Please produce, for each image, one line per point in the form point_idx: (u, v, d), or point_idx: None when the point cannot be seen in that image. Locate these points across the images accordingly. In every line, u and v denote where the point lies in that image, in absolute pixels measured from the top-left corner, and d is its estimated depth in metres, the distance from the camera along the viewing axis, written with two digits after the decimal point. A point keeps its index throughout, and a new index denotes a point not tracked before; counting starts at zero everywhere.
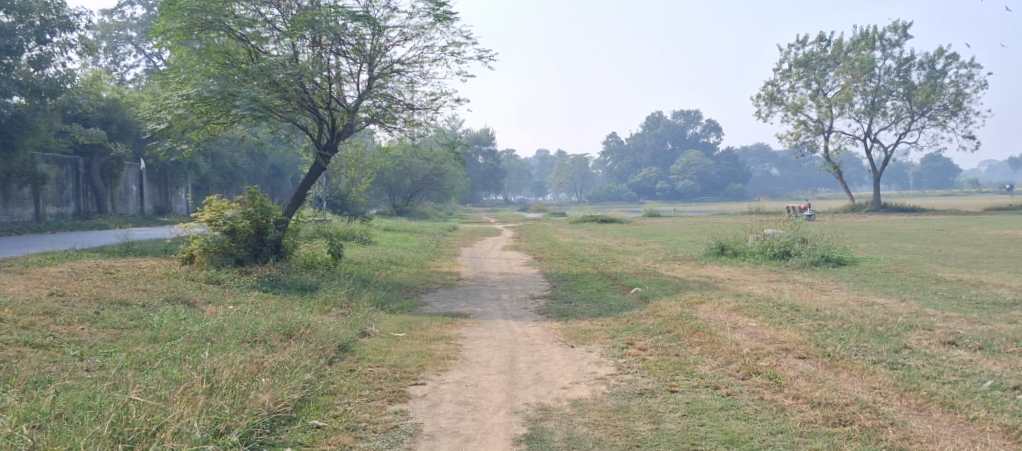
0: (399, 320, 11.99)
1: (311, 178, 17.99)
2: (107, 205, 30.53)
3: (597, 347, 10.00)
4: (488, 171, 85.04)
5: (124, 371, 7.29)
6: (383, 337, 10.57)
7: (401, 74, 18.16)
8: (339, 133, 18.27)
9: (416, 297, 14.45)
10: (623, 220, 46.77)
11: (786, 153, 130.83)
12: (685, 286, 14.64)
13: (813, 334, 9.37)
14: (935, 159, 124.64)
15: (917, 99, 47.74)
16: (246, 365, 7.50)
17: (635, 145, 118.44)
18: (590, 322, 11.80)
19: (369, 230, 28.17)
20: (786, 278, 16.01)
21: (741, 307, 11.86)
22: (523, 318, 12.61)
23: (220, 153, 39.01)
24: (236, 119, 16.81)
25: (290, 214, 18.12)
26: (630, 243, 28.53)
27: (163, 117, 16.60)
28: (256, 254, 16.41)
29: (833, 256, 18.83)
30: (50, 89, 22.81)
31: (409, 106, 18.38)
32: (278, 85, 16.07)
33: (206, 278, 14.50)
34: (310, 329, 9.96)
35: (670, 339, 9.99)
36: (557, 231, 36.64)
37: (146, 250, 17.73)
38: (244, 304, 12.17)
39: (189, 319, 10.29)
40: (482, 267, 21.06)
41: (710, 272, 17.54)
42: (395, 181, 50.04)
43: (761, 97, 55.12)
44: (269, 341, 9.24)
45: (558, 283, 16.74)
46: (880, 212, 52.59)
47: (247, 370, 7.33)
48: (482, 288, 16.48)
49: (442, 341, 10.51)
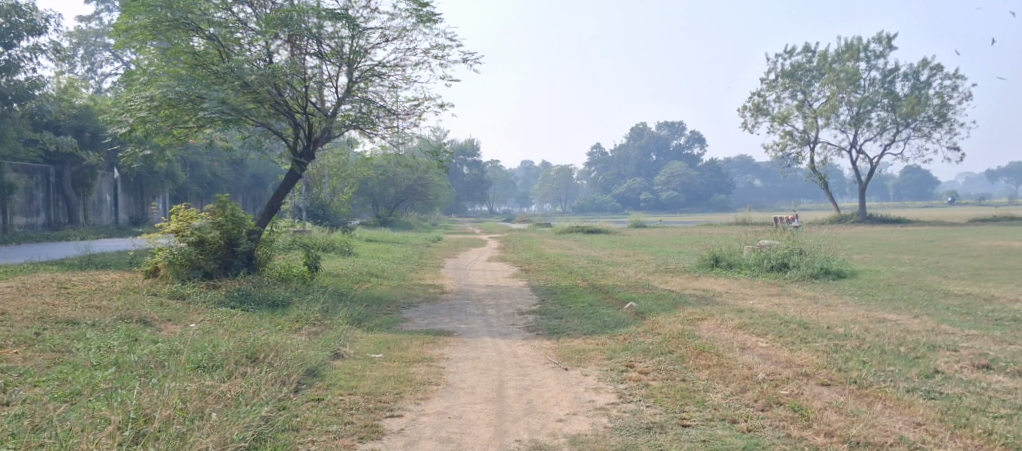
0: (375, 339, 11.04)
1: (285, 186, 16.99)
2: (79, 216, 29.41)
3: (593, 370, 9.08)
4: (473, 181, 84.28)
5: (53, 414, 6.42)
6: (358, 359, 9.63)
7: (382, 77, 17.24)
8: (316, 139, 17.30)
9: (395, 314, 13.51)
10: (611, 231, 46.02)
11: (769, 165, 130.68)
12: (683, 301, 13.76)
13: (832, 355, 8.48)
14: (914, 170, 124.90)
15: (902, 110, 47.26)
16: (192, 409, 6.61)
17: (620, 156, 117.86)
18: (584, 340, 10.89)
19: (349, 241, 27.22)
20: (787, 292, 15.20)
21: (747, 324, 10.98)
22: (511, 336, 11.70)
23: (197, 162, 37.95)
24: (205, 123, 15.84)
25: (263, 224, 17.09)
26: (618, 254, 27.66)
27: (124, 120, 15.57)
28: (226, 267, 15.43)
29: (832, 268, 18.01)
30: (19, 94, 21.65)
31: (389, 112, 17.44)
32: (250, 87, 15.12)
33: (169, 294, 13.55)
34: (276, 351, 9.04)
35: (673, 361, 9.10)
36: (543, 242, 35.73)
37: (110, 262, 16.72)
38: (207, 324, 11.23)
39: (143, 344, 9.39)
40: (466, 279, 20.13)
41: (707, 286, 16.67)
42: (378, 191, 49.02)
43: (747, 108, 54.58)
44: (229, 366, 8.33)
45: (547, 297, 15.88)
46: (867, 223, 52.04)
47: (192, 416, 6.48)
48: (467, 302, 15.56)
49: (422, 364, 9.58)
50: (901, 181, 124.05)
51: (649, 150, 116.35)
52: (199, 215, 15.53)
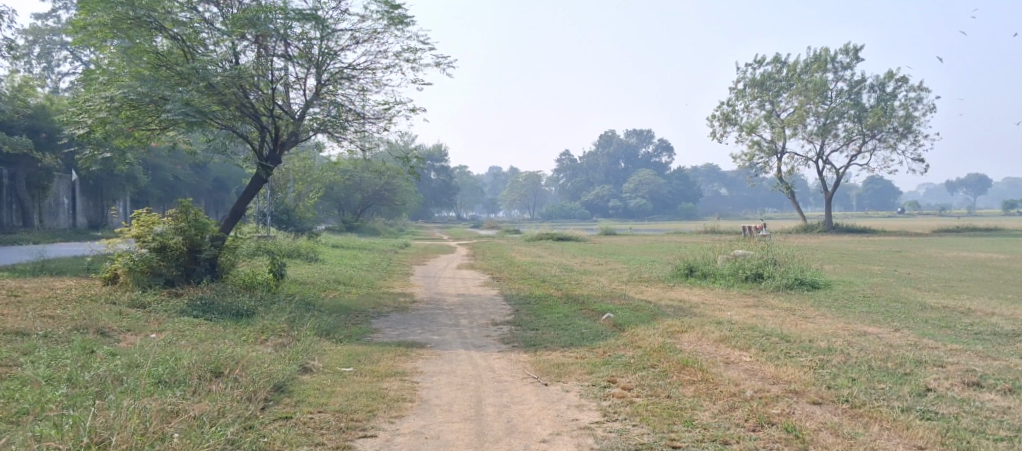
0: (346, 351, 10.64)
1: (250, 191, 16.49)
2: (34, 219, 28.56)
3: (574, 385, 8.79)
4: (441, 186, 83.79)
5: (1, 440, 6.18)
6: (327, 373, 9.26)
7: (352, 80, 16.83)
8: (283, 142, 16.84)
9: (365, 324, 13.13)
10: (580, 239, 45.86)
11: (736, 173, 131.62)
12: (660, 312, 13.53)
13: (820, 371, 8.24)
14: (877, 180, 126.56)
15: (869, 121, 47.69)
16: (153, 439, 6.31)
17: (588, 163, 117.96)
18: (562, 354, 10.59)
19: (316, 247, 26.72)
20: (763, 303, 15.05)
21: (727, 337, 10.75)
22: (486, 348, 11.38)
23: (160, 165, 37.13)
24: (168, 125, 15.33)
25: (228, 229, 16.58)
26: (590, 263, 27.43)
27: (82, 121, 15.00)
28: (188, 274, 14.92)
29: (807, 279, 17.88)
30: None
31: (359, 116, 17.03)
32: (215, 88, 14.67)
33: (129, 302, 13.07)
34: (241, 365, 8.63)
35: (656, 376, 8.84)
36: (514, 249, 35.41)
37: (66, 268, 16.13)
38: (167, 335, 10.79)
39: (98, 357, 8.96)
40: (437, 287, 19.76)
41: (682, 296, 16.47)
42: (344, 195, 48.35)
43: (716, 117, 54.77)
44: (192, 382, 7.93)
45: (520, 307, 15.57)
46: (833, 233, 52.43)
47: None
48: (439, 312, 15.20)
49: (395, 378, 9.23)
50: (864, 191, 125.59)
51: (617, 158, 116.58)
52: (161, 220, 15.01)
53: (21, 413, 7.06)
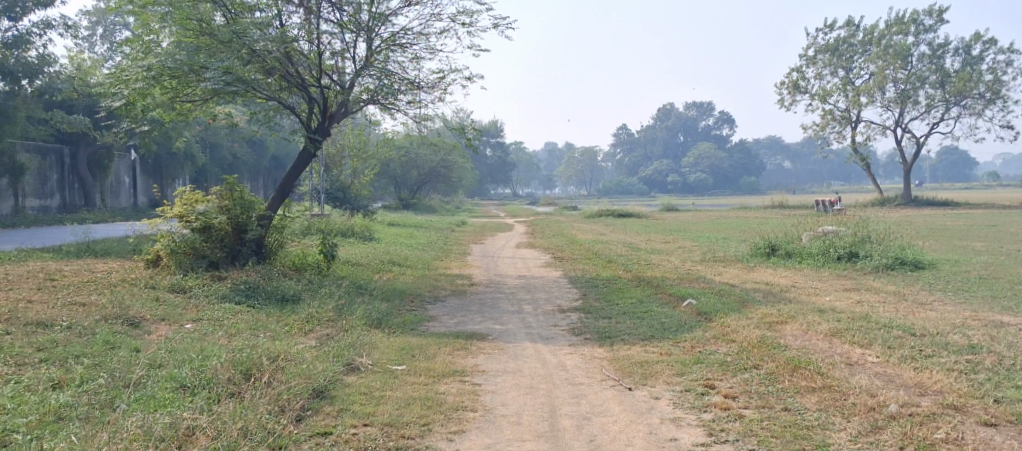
0: (397, 344, 9.37)
1: (297, 166, 15.29)
2: (96, 199, 28.03)
3: (664, 390, 7.38)
4: (497, 163, 82.47)
5: None
6: (376, 373, 8.00)
7: (404, 47, 15.54)
8: (332, 115, 15.59)
9: (421, 312, 11.86)
10: (642, 215, 44.16)
11: (801, 146, 127.60)
12: (750, 298, 12.00)
13: (973, 378, 6.92)
14: (951, 152, 121.56)
15: (953, 87, 44.83)
16: None
17: (647, 138, 115.52)
18: (644, 349, 9.17)
19: (371, 226, 25.64)
20: (864, 287, 13.41)
21: (839, 330, 9.23)
22: (555, 340, 10.02)
23: (216, 142, 36.51)
24: (209, 96, 14.17)
25: (275, 208, 15.38)
26: (657, 240, 25.84)
27: (119, 93, 13.92)
28: (234, 256, 13.84)
29: (908, 258, 16.10)
30: (28, 72, 20.15)
31: (413, 85, 15.72)
32: (258, 55, 13.44)
33: (169, 287, 12.05)
34: (275, 366, 7.38)
35: (763, 380, 7.36)
36: (575, 226, 33.89)
37: (111, 249, 15.20)
38: (203, 328, 9.64)
39: (117, 352, 7.80)
40: (496, 268, 18.43)
41: (768, 278, 14.89)
42: (400, 172, 47.43)
43: (784, 85, 52.20)
44: (217, 387, 6.73)
45: (590, 290, 14.17)
46: (912, 206, 49.73)
47: None
48: (500, 296, 13.89)
49: (454, 379, 7.94)
50: (936, 163, 120.81)
51: (676, 131, 113.59)
52: (205, 197, 13.94)
53: (6, 430, 5.82)
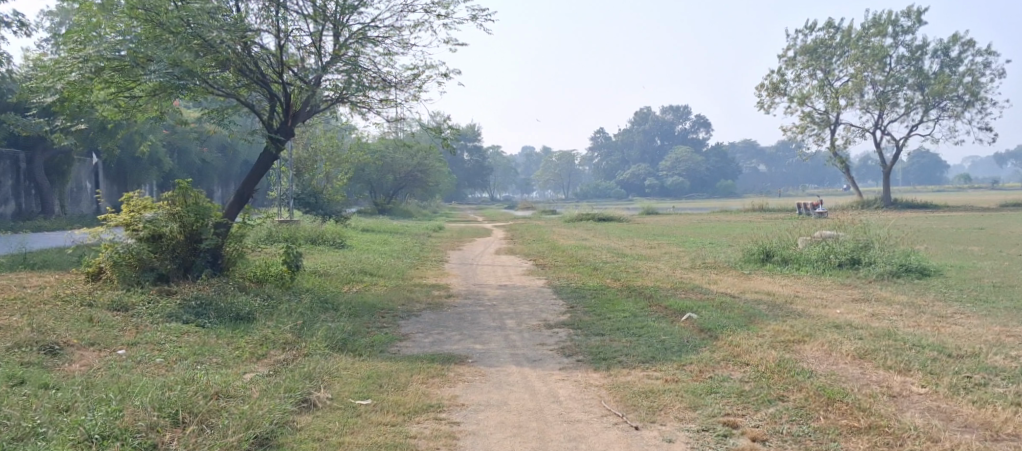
0: (363, 371, 8.15)
1: (256, 169, 13.95)
2: (54, 206, 26.44)
3: (678, 430, 6.28)
4: (474, 167, 81.29)
5: None
6: (335, 409, 6.85)
7: (375, 42, 14.27)
8: (296, 113, 14.24)
9: (392, 330, 10.66)
10: (622, 219, 43.11)
11: (776, 149, 127.51)
12: (756, 311, 10.86)
13: None
14: (925, 154, 121.86)
15: (932, 89, 44.21)
16: None
17: (624, 141, 114.76)
18: (646, 374, 8.01)
19: (343, 232, 24.37)
20: (873, 297, 12.35)
21: (867, 351, 8.09)
22: (544, 362, 8.86)
23: (184, 146, 35.14)
24: (155, 92, 12.94)
25: (233, 214, 14.03)
26: (641, 246, 24.69)
27: (52, 87, 12.64)
28: (186, 268, 12.50)
29: (913, 265, 15.06)
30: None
31: (384, 83, 14.47)
32: (212, 46, 12.21)
33: (108, 304, 10.77)
34: (212, 407, 6.25)
35: (794, 417, 6.25)
36: (554, 231, 32.71)
37: (51, 262, 13.91)
38: (137, 355, 8.43)
39: (23, 394, 6.65)
40: (476, 277, 17.24)
41: (769, 287, 13.80)
42: (376, 177, 46.00)
43: (764, 87, 51.42)
44: (134, 439, 5.64)
45: (578, 301, 13.01)
46: (893, 209, 49.12)
47: None
48: (480, 309, 12.70)
49: (427, 415, 6.78)
50: (908, 166, 121.06)
51: (653, 135, 112.88)
52: (155, 204, 12.59)
53: None
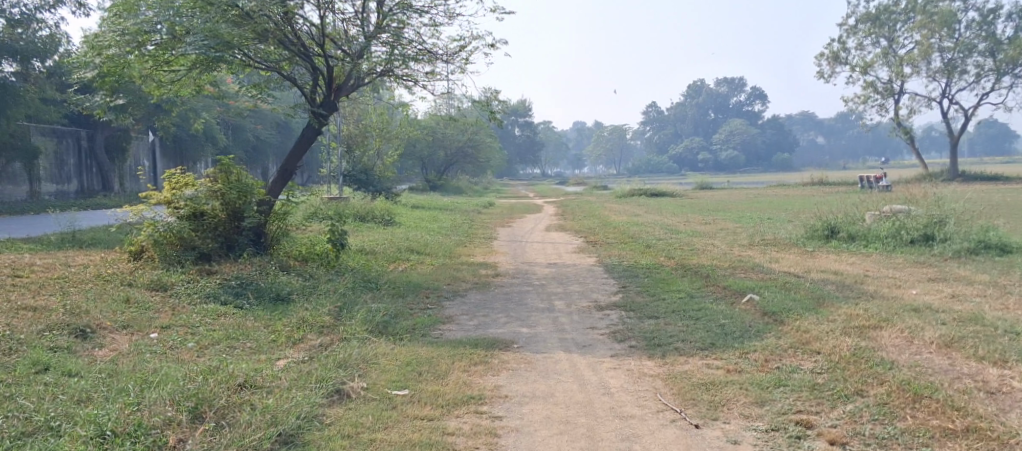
0: (403, 358, 7.66)
1: (299, 144, 13.51)
2: (113, 184, 26.50)
3: (744, 430, 5.69)
4: (526, 142, 80.53)
5: None
6: (369, 400, 6.37)
7: (420, 11, 13.66)
8: (339, 87, 13.72)
9: (436, 312, 10.16)
10: (676, 194, 42.10)
11: (835, 121, 124.23)
12: (824, 293, 10.10)
13: None
14: (992, 124, 117.44)
15: (1005, 55, 42.07)
16: None
17: (677, 115, 112.84)
18: (705, 363, 7.36)
19: (391, 208, 23.99)
20: (951, 276, 11.48)
21: (954, 339, 7.33)
22: (595, 348, 8.26)
23: (237, 123, 35.13)
24: (196, 65, 12.57)
25: (277, 191, 13.63)
26: (696, 221, 23.83)
27: (92, 62, 12.33)
28: (229, 246, 12.15)
29: (993, 241, 14.06)
30: (29, 52, 19.33)
31: (430, 54, 13.87)
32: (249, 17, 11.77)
33: (148, 283, 10.46)
34: (236, 400, 5.82)
35: (876, 419, 5.61)
36: (607, 207, 31.95)
37: (98, 240, 13.71)
38: (170, 339, 8.04)
39: (42, 382, 6.29)
40: (525, 255, 16.67)
41: (835, 265, 12.98)
42: (426, 153, 45.58)
43: (824, 56, 49.66)
44: (147, 437, 5.23)
45: (632, 281, 12.36)
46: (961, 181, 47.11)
47: None
48: (528, 289, 12.14)
49: (468, 408, 6.26)
50: (974, 136, 116.92)
51: (707, 107, 110.13)
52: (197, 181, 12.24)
53: None
